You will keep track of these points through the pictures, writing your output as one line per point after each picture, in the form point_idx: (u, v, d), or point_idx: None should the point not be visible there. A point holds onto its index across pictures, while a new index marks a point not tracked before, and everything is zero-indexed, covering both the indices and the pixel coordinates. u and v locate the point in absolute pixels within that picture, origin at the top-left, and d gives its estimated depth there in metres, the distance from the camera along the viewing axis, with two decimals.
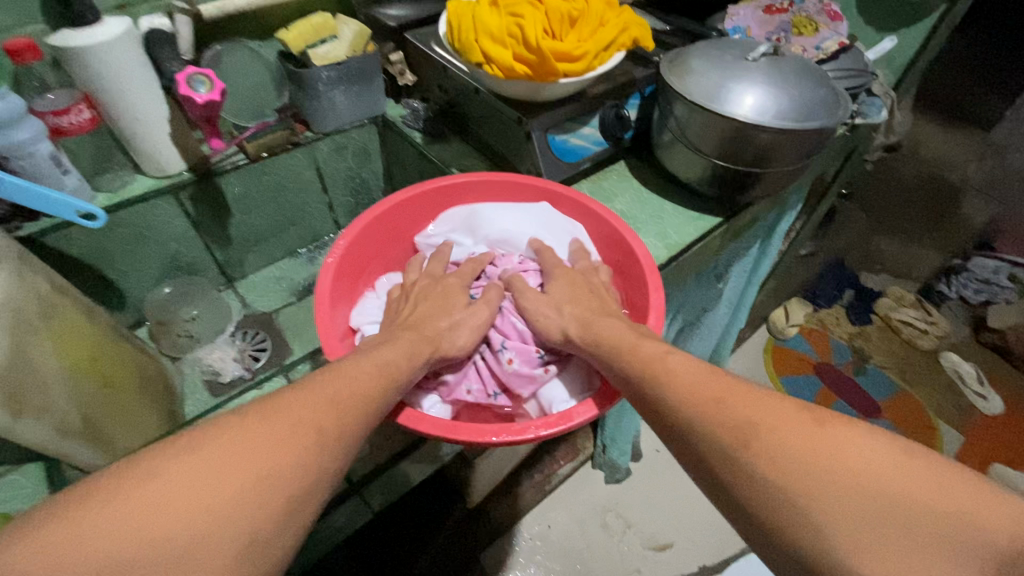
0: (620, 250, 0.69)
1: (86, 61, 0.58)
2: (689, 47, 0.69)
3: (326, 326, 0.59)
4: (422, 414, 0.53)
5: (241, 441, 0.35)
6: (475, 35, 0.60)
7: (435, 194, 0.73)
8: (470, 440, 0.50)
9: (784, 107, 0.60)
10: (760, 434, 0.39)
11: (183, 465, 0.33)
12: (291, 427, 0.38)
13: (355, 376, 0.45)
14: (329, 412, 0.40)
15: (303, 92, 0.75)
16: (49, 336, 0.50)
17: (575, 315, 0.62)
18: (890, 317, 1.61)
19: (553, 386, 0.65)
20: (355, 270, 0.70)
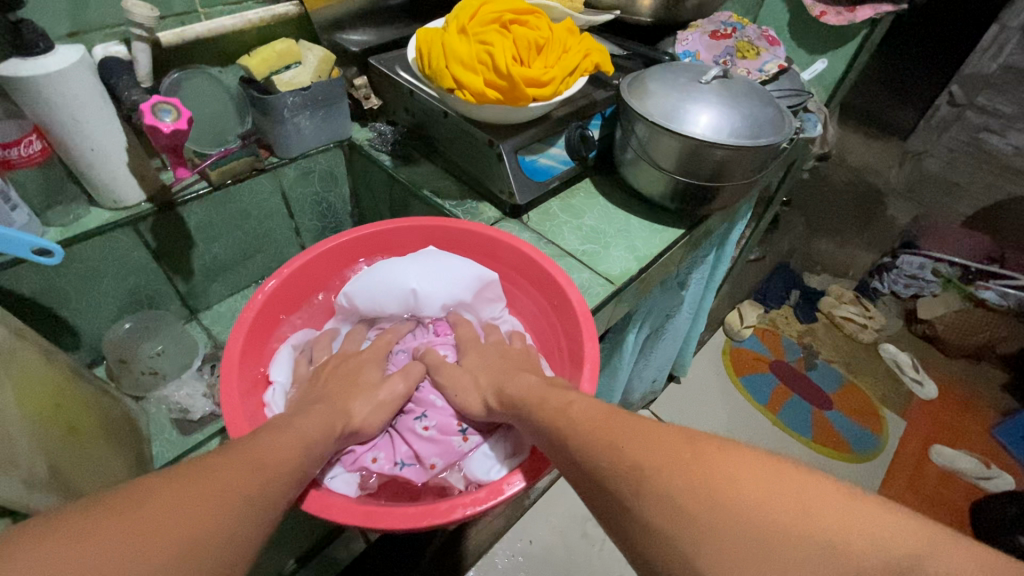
0: (553, 296, 0.65)
1: (38, 92, 0.56)
2: (645, 71, 0.73)
3: (230, 377, 0.54)
4: (331, 500, 0.46)
5: (172, 503, 0.35)
6: (446, 62, 0.61)
7: (362, 237, 0.69)
8: (391, 527, 0.44)
9: (737, 126, 0.65)
10: (667, 482, 0.35)
11: (88, 545, 0.30)
12: (206, 496, 0.36)
13: (251, 467, 0.41)
14: (251, 478, 0.40)
15: (268, 118, 0.75)
16: (9, 383, 0.47)
17: (489, 383, 0.60)
18: (832, 314, 1.72)
19: (473, 455, 0.61)
20: (276, 319, 0.66)
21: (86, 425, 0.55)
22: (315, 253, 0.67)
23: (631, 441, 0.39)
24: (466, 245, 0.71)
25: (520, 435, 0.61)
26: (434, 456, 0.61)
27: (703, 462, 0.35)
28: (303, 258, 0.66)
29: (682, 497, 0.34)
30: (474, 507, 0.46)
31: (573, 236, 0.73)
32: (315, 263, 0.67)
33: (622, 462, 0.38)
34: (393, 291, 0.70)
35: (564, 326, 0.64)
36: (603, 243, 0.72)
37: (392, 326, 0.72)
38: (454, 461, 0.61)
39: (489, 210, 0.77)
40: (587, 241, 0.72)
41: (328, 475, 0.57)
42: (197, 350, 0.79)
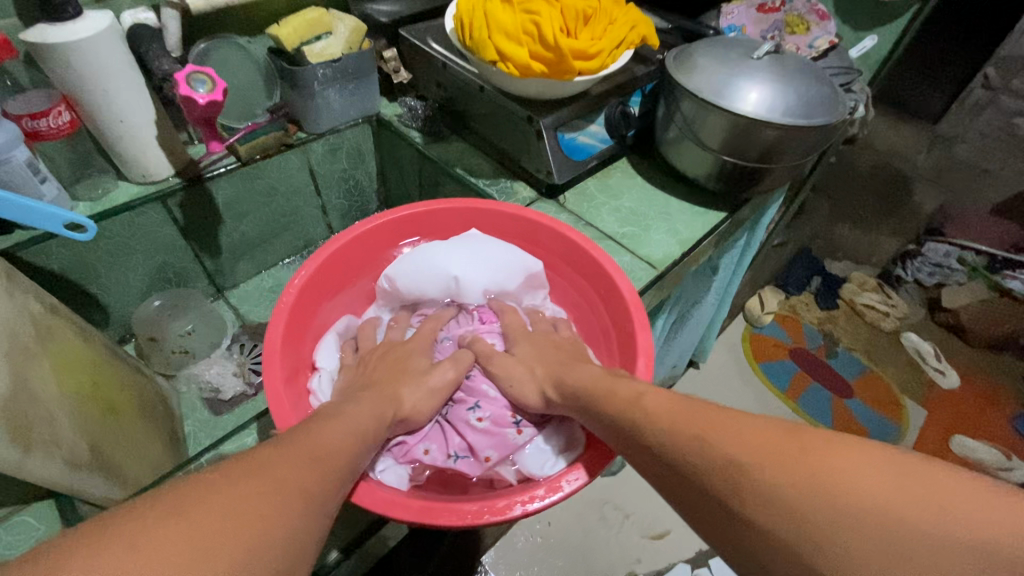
0: (598, 283, 0.63)
1: (67, 60, 0.53)
2: (691, 45, 0.70)
3: (274, 360, 0.53)
4: (395, 496, 0.44)
5: (230, 502, 0.32)
6: (488, 32, 0.58)
7: (398, 222, 0.68)
8: (453, 525, 0.43)
9: (790, 105, 0.62)
10: (764, 476, 0.35)
11: (145, 545, 0.28)
12: (263, 494, 0.34)
13: (312, 457, 0.39)
14: (310, 468, 0.39)
15: (297, 91, 0.72)
16: (46, 361, 0.46)
17: (546, 373, 0.59)
18: (853, 301, 1.69)
19: (528, 447, 0.59)
20: (316, 307, 0.64)
21: (123, 404, 0.54)
22: (354, 237, 0.65)
23: (720, 430, 0.39)
24: (506, 230, 0.70)
25: (576, 426, 0.59)
26: (487, 448, 0.59)
27: (808, 458, 0.35)
28: (342, 241, 0.64)
29: (787, 494, 0.34)
30: (542, 497, 0.46)
31: (612, 218, 0.71)
32: (353, 249, 0.66)
33: (714, 457, 0.38)
34: (434, 276, 0.69)
35: (611, 314, 0.62)
36: (643, 226, 0.70)
37: (437, 312, 0.70)
38: (508, 453, 0.59)
39: (524, 190, 0.75)
40: (626, 224, 0.70)
41: (380, 467, 0.56)
42: (226, 329, 0.78)
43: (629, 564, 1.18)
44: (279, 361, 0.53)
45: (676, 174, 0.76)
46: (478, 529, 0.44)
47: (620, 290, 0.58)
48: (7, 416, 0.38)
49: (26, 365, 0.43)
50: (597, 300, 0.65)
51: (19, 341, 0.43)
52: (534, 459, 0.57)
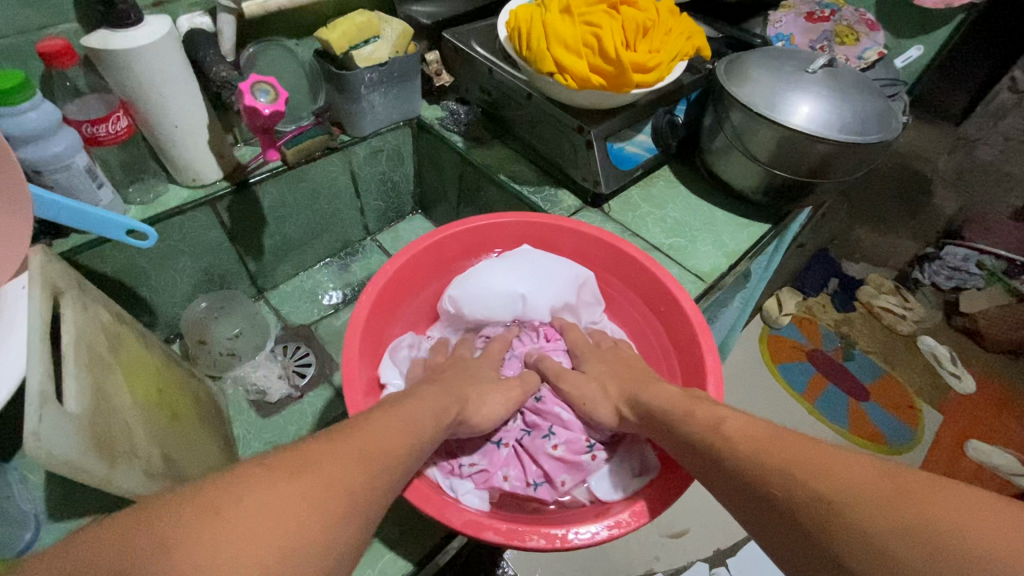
0: (661, 302, 0.64)
1: (128, 66, 0.53)
2: (743, 55, 0.70)
3: (352, 375, 0.53)
4: (481, 518, 0.46)
5: (273, 500, 0.32)
6: (547, 44, 0.58)
7: (461, 236, 0.68)
8: (529, 545, 0.44)
9: (845, 121, 0.62)
10: (861, 518, 0.33)
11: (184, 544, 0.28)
12: (307, 498, 0.33)
13: (359, 460, 0.37)
14: (358, 469, 0.37)
15: (343, 95, 0.72)
16: (119, 370, 0.46)
17: (622, 393, 0.59)
18: (871, 304, 1.70)
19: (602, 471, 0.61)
20: (381, 325, 0.64)
21: (184, 408, 0.55)
22: (420, 251, 0.65)
23: (799, 451, 0.39)
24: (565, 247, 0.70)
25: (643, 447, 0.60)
26: (564, 473, 0.61)
27: (912, 504, 0.32)
28: (408, 254, 0.64)
29: (880, 535, 0.32)
30: (602, 530, 0.48)
31: (658, 228, 0.71)
32: (417, 264, 0.66)
33: (795, 486, 0.37)
34: (501, 296, 0.70)
35: (673, 332, 0.64)
36: (689, 237, 0.70)
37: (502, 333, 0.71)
38: (582, 477, 0.61)
39: (568, 198, 0.75)
40: (672, 235, 0.70)
41: (463, 493, 0.57)
42: (268, 331, 0.79)
43: (648, 563, 1.14)
44: (357, 374, 0.53)
45: (720, 184, 0.76)
46: (562, 553, 0.45)
47: (686, 311, 0.59)
48: (93, 431, 0.39)
49: (102, 377, 0.43)
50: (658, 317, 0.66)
51: (95, 353, 0.44)
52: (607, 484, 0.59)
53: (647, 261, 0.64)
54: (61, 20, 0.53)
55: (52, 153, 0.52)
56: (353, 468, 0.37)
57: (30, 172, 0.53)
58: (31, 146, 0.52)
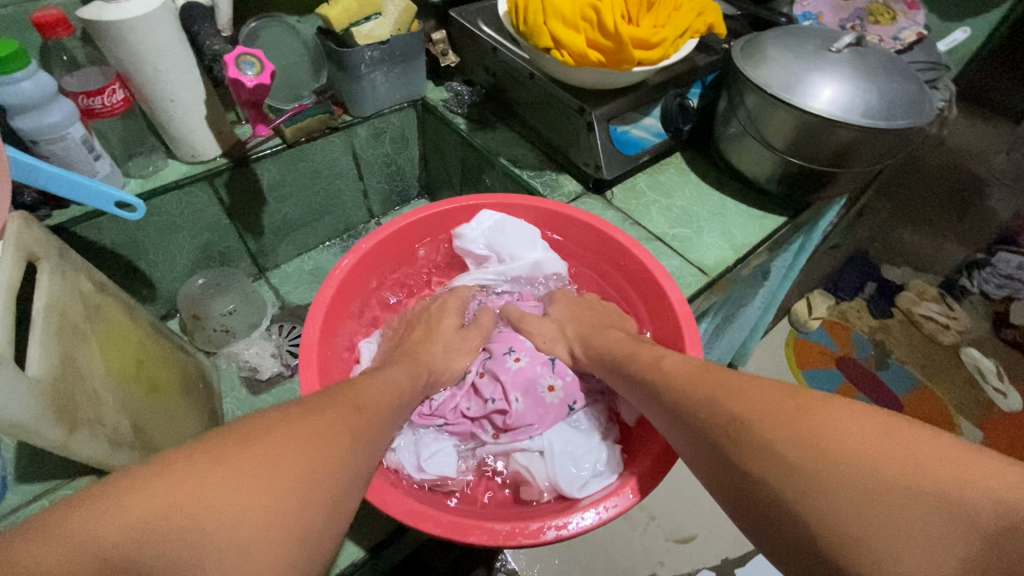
0: (652, 295, 0.60)
1: (120, 37, 0.53)
2: (761, 34, 0.65)
3: (310, 355, 0.52)
4: (424, 507, 0.43)
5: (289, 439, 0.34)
6: (544, 17, 0.55)
7: (451, 212, 0.67)
8: (482, 543, 0.42)
9: (870, 104, 0.56)
10: (768, 431, 0.38)
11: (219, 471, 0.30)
12: (321, 430, 0.36)
13: (351, 408, 0.41)
14: (316, 443, 0.35)
15: (344, 73, 0.71)
16: (93, 339, 0.47)
17: (577, 333, 0.63)
18: (911, 312, 1.52)
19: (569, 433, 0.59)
20: (361, 298, 0.64)
21: (165, 381, 0.55)
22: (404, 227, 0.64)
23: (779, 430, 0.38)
24: (555, 228, 0.67)
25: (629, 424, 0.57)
26: (520, 394, 0.61)
27: (808, 414, 0.37)
28: (387, 232, 0.63)
29: (788, 445, 0.36)
30: (587, 518, 0.45)
31: (661, 218, 0.67)
32: (402, 239, 0.65)
33: (720, 415, 0.41)
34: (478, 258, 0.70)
35: (663, 323, 0.60)
36: (695, 228, 0.66)
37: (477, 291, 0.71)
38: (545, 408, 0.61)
39: (570, 184, 0.71)
40: (677, 224, 0.67)
41: (429, 458, 0.56)
42: (266, 310, 0.79)
43: (652, 567, 1.10)
44: (315, 351, 0.52)
45: (735, 174, 0.71)
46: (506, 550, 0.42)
47: (670, 299, 0.56)
48: (54, 396, 0.39)
49: (72, 344, 0.43)
50: (647, 307, 0.62)
51: (68, 319, 0.44)
52: (566, 472, 0.54)
53: (636, 248, 0.60)
54: None
55: (46, 123, 0.53)
56: (316, 441, 0.35)
57: (27, 142, 0.54)
58: (26, 116, 0.52)
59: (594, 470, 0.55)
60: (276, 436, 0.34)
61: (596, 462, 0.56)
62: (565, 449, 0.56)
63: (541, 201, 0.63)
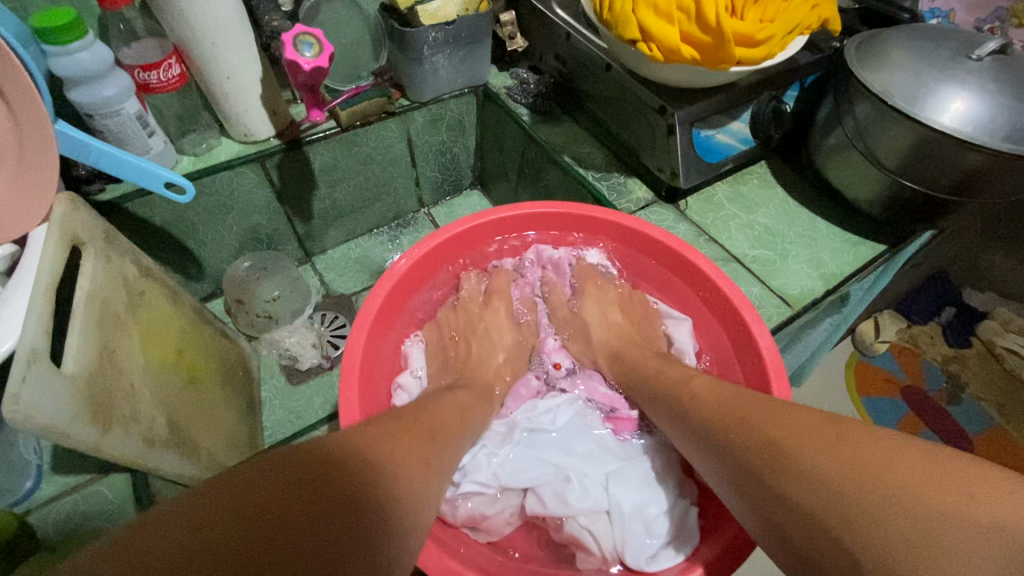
0: (728, 325, 0.54)
1: (178, 8, 0.50)
2: (882, 33, 0.56)
3: (353, 362, 0.48)
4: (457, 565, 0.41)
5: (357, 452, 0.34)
6: (633, 5, 0.49)
7: (523, 219, 0.62)
8: None
9: (1017, 124, 0.48)
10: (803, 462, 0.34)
11: (293, 474, 0.30)
12: (395, 452, 0.37)
13: (426, 433, 0.42)
14: (416, 441, 0.40)
15: (405, 55, 0.66)
16: (134, 330, 0.45)
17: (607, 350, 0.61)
18: (993, 343, 1.34)
19: (635, 473, 0.52)
20: (410, 294, 0.59)
21: (205, 370, 0.54)
22: (480, 223, 0.60)
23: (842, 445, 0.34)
24: (631, 247, 0.61)
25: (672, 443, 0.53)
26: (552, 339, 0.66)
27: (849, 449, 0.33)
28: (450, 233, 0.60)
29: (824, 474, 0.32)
30: None
31: (741, 236, 0.60)
32: (476, 235, 0.61)
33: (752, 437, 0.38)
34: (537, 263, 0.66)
35: (737, 352, 0.53)
36: (779, 251, 0.59)
37: (523, 290, 0.67)
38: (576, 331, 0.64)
39: (639, 189, 0.65)
40: (758, 245, 0.59)
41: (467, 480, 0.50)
42: (311, 296, 0.77)
43: None
44: (360, 374, 0.48)
45: (832, 194, 0.63)
46: None
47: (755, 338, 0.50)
48: (88, 394, 0.37)
49: (114, 334, 0.42)
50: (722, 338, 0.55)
51: (111, 309, 0.42)
52: (635, 540, 0.47)
53: (716, 274, 0.53)
54: None
55: (103, 97, 0.51)
56: (373, 471, 0.34)
57: (83, 115, 0.53)
58: (82, 88, 0.51)
59: (666, 535, 0.48)
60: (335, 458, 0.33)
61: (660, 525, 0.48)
62: (635, 511, 0.49)
63: (617, 217, 0.58)
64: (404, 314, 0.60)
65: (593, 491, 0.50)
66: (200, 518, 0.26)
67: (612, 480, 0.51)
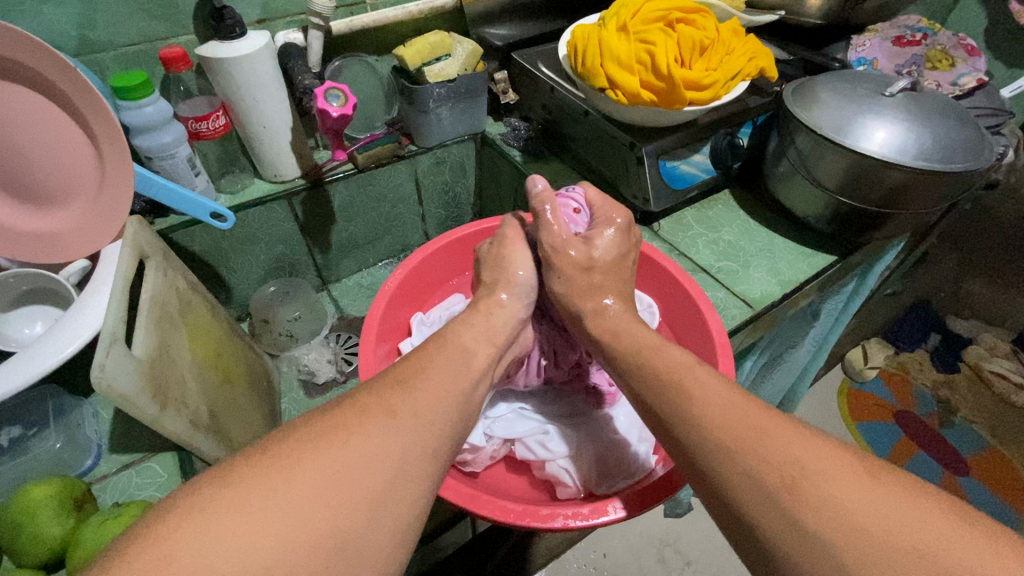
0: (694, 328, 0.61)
1: (228, 71, 0.61)
2: (813, 78, 0.67)
3: (371, 330, 0.58)
4: (447, 477, 0.46)
5: (394, 401, 0.35)
6: (601, 60, 0.60)
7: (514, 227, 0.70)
8: (493, 518, 0.44)
9: (926, 146, 0.57)
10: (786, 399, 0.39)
11: (332, 438, 0.31)
12: (438, 390, 0.38)
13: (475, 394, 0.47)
14: (456, 371, 0.42)
15: (413, 107, 0.77)
16: (184, 330, 0.52)
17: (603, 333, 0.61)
18: (979, 368, 1.34)
19: (611, 424, 0.58)
20: (422, 283, 0.68)
21: (237, 374, 0.61)
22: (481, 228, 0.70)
23: None
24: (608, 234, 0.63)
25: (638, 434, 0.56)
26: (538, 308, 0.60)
27: None
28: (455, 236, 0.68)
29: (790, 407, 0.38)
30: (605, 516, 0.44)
31: (708, 251, 0.68)
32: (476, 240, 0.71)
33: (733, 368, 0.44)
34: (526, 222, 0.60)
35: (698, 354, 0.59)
36: (742, 262, 0.67)
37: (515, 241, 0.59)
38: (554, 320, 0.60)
39: None
40: (723, 258, 0.68)
41: None
42: (326, 318, 0.85)
43: None
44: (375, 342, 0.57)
45: (787, 214, 0.72)
46: (517, 529, 0.44)
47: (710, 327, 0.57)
48: (150, 373, 0.44)
49: (169, 330, 0.50)
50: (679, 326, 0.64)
51: (166, 311, 0.50)
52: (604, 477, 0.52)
53: (683, 275, 0.62)
54: (181, 33, 0.64)
55: (162, 142, 0.61)
56: (410, 414, 0.35)
57: (143, 158, 0.63)
58: (146, 135, 0.61)
59: (629, 471, 0.53)
60: (367, 415, 0.34)
61: (630, 464, 0.54)
62: (603, 455, 0.54)
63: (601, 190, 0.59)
64: (413, 303, 0.68)
65: (570, 438, 0.56)
66: (254, 489, 0.27)
67: (586, 429, 0.57)
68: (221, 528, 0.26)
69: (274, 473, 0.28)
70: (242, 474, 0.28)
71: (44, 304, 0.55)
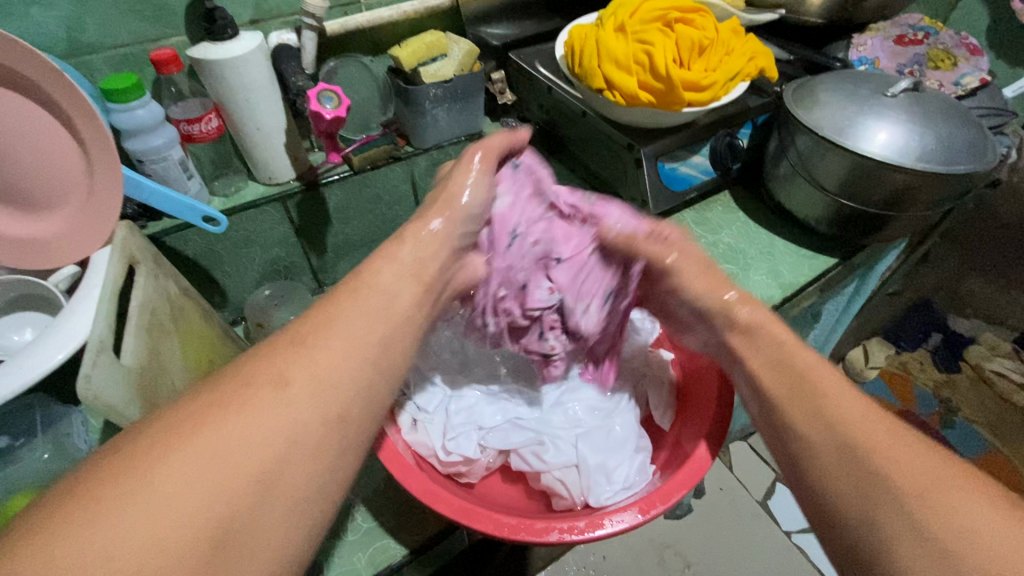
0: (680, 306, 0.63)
1: (221, 73, 0.61)
2: (814, 78, 0.66)
3: None
4: (440, 489, 0.45)
5: (284, 373, 0.33)
6: (598, 61, 0.59)
7: None
8: (488, 531, 0.43)
9: (928, 148, 0.56)
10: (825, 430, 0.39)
11: (207, 430, 0.29)
12: (345, 348, 0.36)
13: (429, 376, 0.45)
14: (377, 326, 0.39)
15: (409, 108, 0.76)
16: (175, 337, 0.52)
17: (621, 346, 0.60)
18: (981, 368, 1.33)
19: (604, 430, 0.57)
20: None
21: None
22: None
23: None
24: None
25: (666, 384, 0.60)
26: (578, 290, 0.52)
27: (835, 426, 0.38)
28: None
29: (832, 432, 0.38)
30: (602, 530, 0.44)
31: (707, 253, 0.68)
32: None
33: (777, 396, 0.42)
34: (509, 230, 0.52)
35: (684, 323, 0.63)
36: (742, 265, 0.66)
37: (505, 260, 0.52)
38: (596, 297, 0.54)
39: None
40: (722, 260, 0.67)
41: (453, 437, 0.55)
42: None
43: None
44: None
45: (788, 216, 0.71)
46: (512, 543, 0.43)
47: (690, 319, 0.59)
48: (139, 382, 0.43)
49: (160, 338, 0.49)
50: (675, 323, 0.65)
51: (157, 318, 0.50)
52: (600, 488, 0.52)
53: None
54: (173, 34, 0.63)
55: (153, 146, 0.60)
56: (306, 385, 0.33)
57: (134, 161, 0.62)
58: (137, 138, 0.60)
59: (625, 482, 0.53)
60: (250, 395, 0.31)
61: (627, 474, 0.53)
62: (599, 464, 0.53)
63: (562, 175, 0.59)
64: None
65: (564, 449, 0.55)
66: (123, 502, 0.25)
67: (582, 438, 0.56)
68: (86, 546, 0.23)
69: (141, 477, 0.26)
70: (108, 472, 0.26)
71: (33, 311, 0.54)
